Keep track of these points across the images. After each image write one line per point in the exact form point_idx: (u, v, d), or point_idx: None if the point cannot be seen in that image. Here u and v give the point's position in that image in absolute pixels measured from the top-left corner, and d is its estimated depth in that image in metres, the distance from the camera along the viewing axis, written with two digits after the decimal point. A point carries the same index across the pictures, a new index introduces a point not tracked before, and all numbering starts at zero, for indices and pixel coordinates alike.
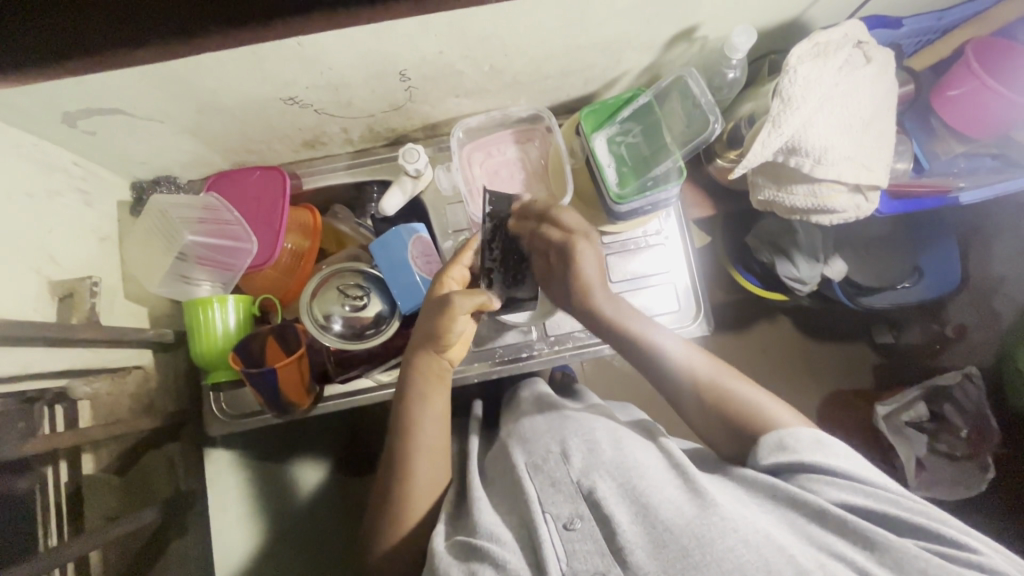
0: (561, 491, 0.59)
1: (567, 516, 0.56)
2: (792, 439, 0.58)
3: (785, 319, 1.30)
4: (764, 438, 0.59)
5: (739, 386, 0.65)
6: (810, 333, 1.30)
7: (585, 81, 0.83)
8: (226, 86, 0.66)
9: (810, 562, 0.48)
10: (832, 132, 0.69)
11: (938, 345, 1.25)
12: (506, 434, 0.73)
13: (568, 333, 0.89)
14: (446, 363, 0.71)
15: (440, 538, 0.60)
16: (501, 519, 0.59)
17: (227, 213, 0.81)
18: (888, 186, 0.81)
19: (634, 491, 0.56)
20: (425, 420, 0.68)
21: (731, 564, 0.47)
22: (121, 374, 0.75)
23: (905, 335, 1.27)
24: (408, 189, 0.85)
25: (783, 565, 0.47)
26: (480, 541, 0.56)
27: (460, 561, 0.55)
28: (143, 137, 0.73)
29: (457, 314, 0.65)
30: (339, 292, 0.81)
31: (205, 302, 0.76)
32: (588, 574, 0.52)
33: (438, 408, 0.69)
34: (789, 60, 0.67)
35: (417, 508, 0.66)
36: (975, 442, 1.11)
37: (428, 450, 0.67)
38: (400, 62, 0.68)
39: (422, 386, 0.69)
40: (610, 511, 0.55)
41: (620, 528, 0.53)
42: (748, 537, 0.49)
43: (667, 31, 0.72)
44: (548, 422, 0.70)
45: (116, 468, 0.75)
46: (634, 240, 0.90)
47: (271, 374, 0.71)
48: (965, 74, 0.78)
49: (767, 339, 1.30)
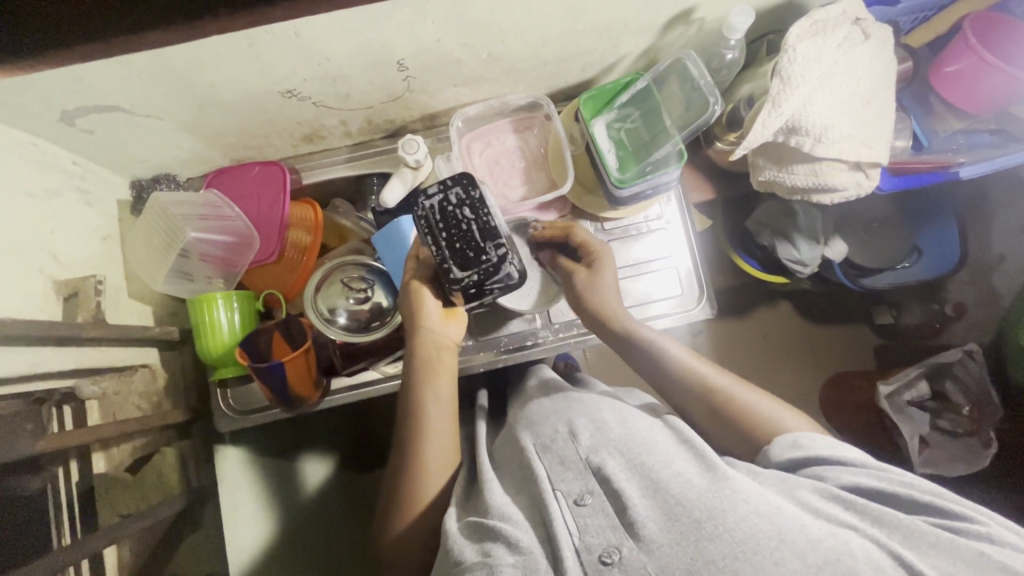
0: (570, 469, 0.59)
1: (578, 492, 0.56)
2: (805, 438, 0.59)
3: (788, 303, 1.31)
4: (776, 440, 0.60)
5: (750, 396, 0.67)
6: (809, 315, 1.31)
7: (583, 67, 0.82)
8: (223, 81, 0.66)
9: (823, 531, 0.49)
10: (833, 110, 0.69)
11: (939, 324, 1.27)
12: (513, 420, 0.73)
13: (568, 320, 0.90)
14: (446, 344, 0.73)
15: (453, 519, 0.60)
16: (510, 499, 0.60)
17: (228, 209, 0.80)
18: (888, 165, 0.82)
19: (644, 467, 0.57)
20: (429, 404, 0.69)
21: (745, 535, 0.48)
22: (127, 373, 0.76)
23: (905, 316, 1.27)
24: (409, 180, 0.85)
25: (795, 534, 0.48)
26: (491, 520, 0.56)
27: (472, 542, 0.56)
28: (139, 134, 0.72)
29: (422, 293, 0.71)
30: (343, 285, 0.82)
31: (209, 300, 0.76)
32: (601, 548, 0.52)
33: (446, 390, 0.71)
34: (788, 38, 0.66)
35: (423, 492, 0.66)
36: (976, 417, 1.12)
37: (439, 433, 0.68)
38: (398, 52, 0.68)
39: (426, 368, 0.71)
40: (621, 486, 0.55)
41: (631, 502, 0.54)
42: (760, 508, 0.50)
43: (665, 12, 0.72)
44: (554, 404, 0.70)
45: (126, 466, 0.76)
46: (636, 225, 0.91)
47: (278, 368, 0.72)
48: (962, 50, 0.78)
49: (769, 322, 1.31)
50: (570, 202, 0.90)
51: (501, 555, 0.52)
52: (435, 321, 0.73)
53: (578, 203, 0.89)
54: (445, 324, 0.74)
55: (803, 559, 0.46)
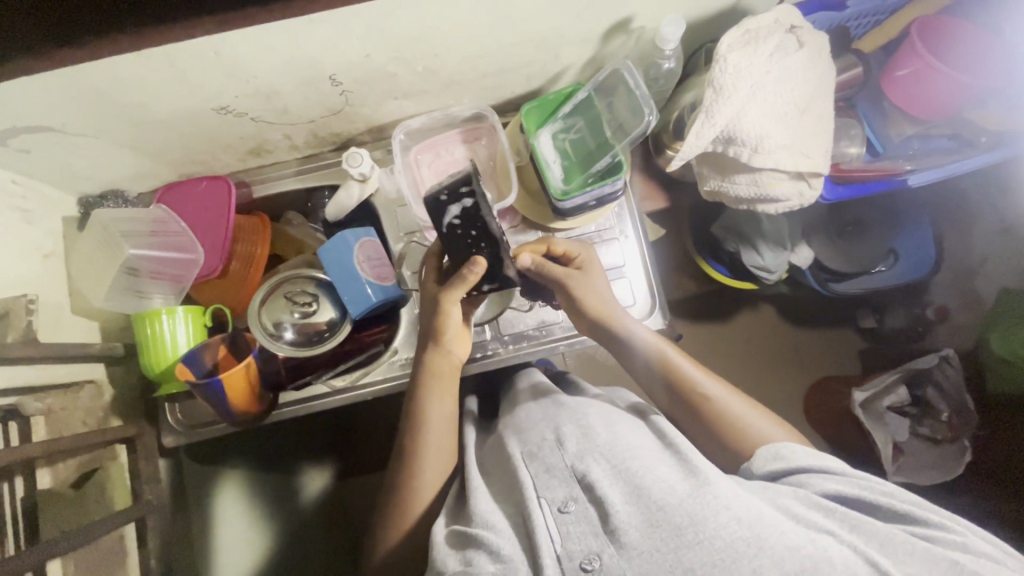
0: (555, 476, 0.59)
1: (562, 500, 0.56)
2: (787, 449, 0.60)
3: (768, 306, 1.30)
4: (759, 452, 0.61)
5: (747, 411, 0.67)
6: (795, 318, 1.30)
7: (526, 78, 0.82)
8: (156, 99, 0.66)
9: (801, 539, 0.47)
10: (769, 120, 0.67)
11: (922, 329, 1.23)
12: (502, 425, 0.74)
13: (518, 331, 0.90)
14: (452, 362, 0.75)
15: (439, 528, 0.62)
16: (496, 506, 0.60)
17: (176, 224, 0.81)
18: (831, 172, 0.79)
19: (629, 473, 0.56)
20: (434, 421, 0.71)
21: (724, 542, 0.47)
22: (71, 389, 0.76)
23: (889, 320, 1.25)
24: (355, 193, 0.84)
25: (774, 541, 0.47)
26: (475, 529, 0.57)
27: (455, 551, 0.57)
28: (78, 152, 0.73)
29: (448, 308, 0.72)
30: (287, 300, 0.82)
31: (153, 315, 0.77)
32: (581, 555, 0.51)
33: (450, 409, 0.73)
34: (719, 48, 0.65)
35: (416, 503, 0.68)
36: (955, 424, 1.10)
37: (437, 451, 0.70)
38: (327, 68, 0.68)
39: (435, 386, 0.73)
40: (604, 493, 0.54)
41: (613, 510, 0.53)
42: (742, 515, 0.49)
43: (600, 22, 0.71)
44: (542, 411, 0.71)
45: (72, 482, 0.75)
46: (588, 235, 0.89)
47: (216, 384, 0.72)
48: (910, 55, 0.77)
49: (748, 326, 1.30)
50: (520, 213, 0.89)
51: (482, 563, 0.53)
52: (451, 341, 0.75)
53: (526, 212, 0.88)
54: (457, 343, 0.76)
55: (781, 567, 0.45)
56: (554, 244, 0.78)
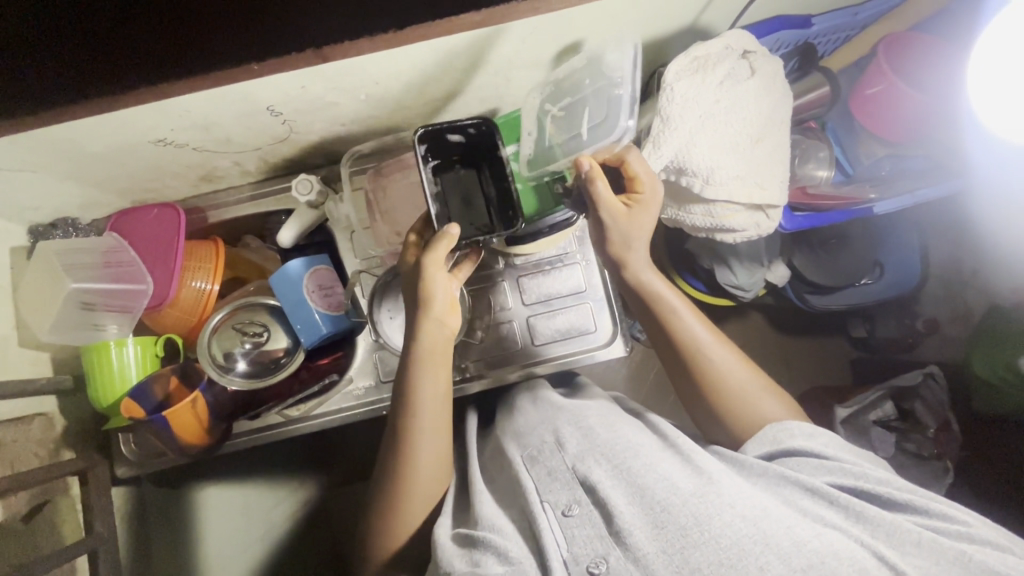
0: (557, 479, 0.58)
1: (565, 503, 0.55)
2: (783, 432, 0.58)
3: (757, 317, 1.24)
4: (759, 433, 0.60)
5: (760, 396, 0.63)
6: (782, 326, 1.25)
7: (477, 101, 0.80)
8: (92, 133, 0.65)
9: (808, 533, 0.47)
10: (717, 151, 0.65)
11: (914, 340, 1.16)
12: (501, 431, 0.72)
13: (477, 358, 0.86)
14: (447, 335, 0.65)
15: (444, 530, 0.59)
16: (500, 512, 0.59)
17: (126, 253, 0.81)
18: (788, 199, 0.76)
19: (629, 472, 0.55)
20: (425, 400, 0.63)
21: (729, 540, 0.46)
22: (23, 421, 0.75)
23: (880, 329, 1.17)
24: (307, 220, 0.83)
25: (780, 536, 0.46)
26: (482, 531, 0.55)
27: (462, 553, 0.55)
28: (21, 187, 0.72)
29: (430, 271, 0.62)
30: (236, 330, 0.81)
31: (103, 348, 0.77)
32: (587, 560, 0.50)
33: (443, 386, 0.65)
34: (665, 76, 0.63)
35: (407, 520, 0.64)
36: (942, 440, 1.06)
37: (432, 434, 0.64)
38: (263, 100, 0.66)
39: (426, 361, 0.64)
40: (607, 495, 0.53)
41: (617, 509, 0.52)
42: (746, 512, 0.48)
43: (546, 48, 0.69)
44: (540, 415, 0.70)
45: (22, 515, 0.72)
46: (548, 260, 0.87)
47: (160, 420, 0.73)
48: (876, 74, 0.77)
49: (736, 337, 1.24)
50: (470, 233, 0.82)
51: (489, 565, 0.52)
52: (443, 310, 0.63)
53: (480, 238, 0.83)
54: (450, 312, 0.65)
55: (787, 563, 0.44)
56: (633, 163, 0.63)
